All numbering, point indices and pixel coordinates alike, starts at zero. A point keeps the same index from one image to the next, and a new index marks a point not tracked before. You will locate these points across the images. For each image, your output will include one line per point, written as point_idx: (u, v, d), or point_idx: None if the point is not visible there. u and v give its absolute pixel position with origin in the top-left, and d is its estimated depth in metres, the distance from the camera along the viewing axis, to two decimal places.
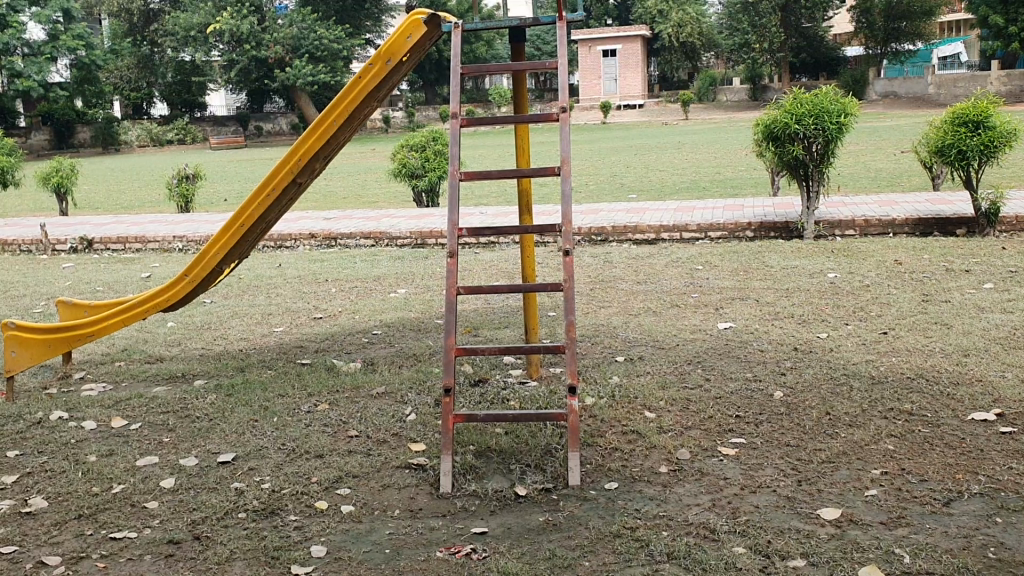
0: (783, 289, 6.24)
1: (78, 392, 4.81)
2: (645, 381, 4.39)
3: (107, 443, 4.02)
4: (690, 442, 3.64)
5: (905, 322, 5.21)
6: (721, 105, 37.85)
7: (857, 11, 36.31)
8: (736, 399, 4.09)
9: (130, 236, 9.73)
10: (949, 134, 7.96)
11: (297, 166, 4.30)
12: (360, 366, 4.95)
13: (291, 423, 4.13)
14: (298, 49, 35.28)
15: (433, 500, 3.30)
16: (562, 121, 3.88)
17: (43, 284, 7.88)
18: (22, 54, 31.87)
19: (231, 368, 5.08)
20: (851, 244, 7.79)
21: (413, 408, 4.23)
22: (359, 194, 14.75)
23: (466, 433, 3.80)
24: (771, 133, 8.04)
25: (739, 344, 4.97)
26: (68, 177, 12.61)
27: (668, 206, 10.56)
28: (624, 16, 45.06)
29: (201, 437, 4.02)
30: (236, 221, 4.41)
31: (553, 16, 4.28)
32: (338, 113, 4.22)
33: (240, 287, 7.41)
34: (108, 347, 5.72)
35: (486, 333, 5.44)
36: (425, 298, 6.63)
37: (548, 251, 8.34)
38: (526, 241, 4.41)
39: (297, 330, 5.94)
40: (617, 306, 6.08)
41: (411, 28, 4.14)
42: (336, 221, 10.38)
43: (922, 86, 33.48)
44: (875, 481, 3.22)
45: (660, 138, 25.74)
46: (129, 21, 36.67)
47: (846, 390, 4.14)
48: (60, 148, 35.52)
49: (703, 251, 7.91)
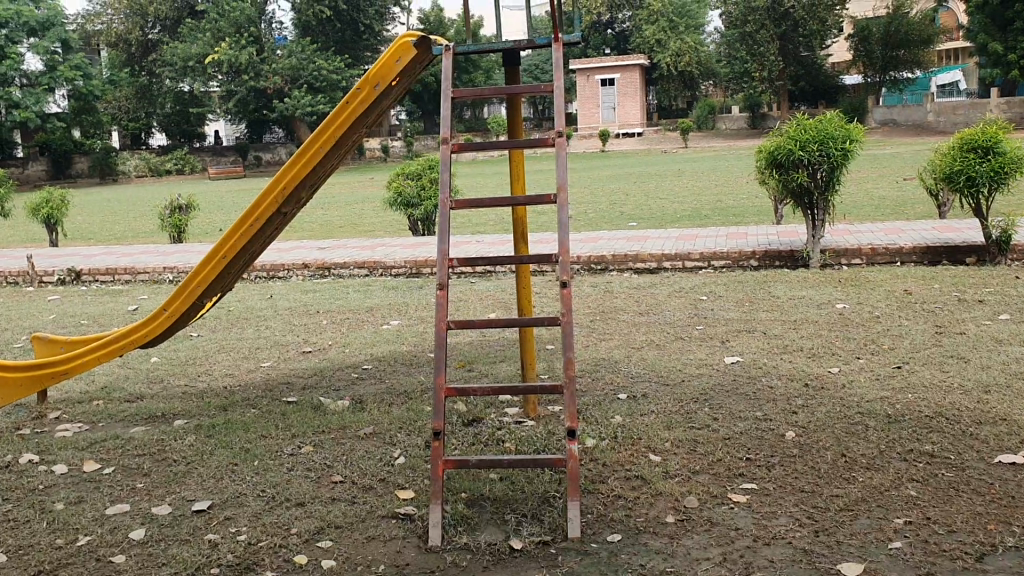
0: (791, 321, 6.02)
1: (52, 433, 4.58)
2: (650, 421, 4.14)
3: (76, 489, 3.78)
4: (698, 488, 3.40)
5: (920, 356, 4.98)
6: (721, 133, 37.90)
7: (855, 39, 36.46)
8: (746, 440, 3.85)
9: (119, 267, 9.52)
10: (958, 160, 7.78)
11: (282, 194, 4.08)
12: (349, 405, 4.69)
13: (272, 467, 3.88)
14: (297, 80, 35.19)
15: (421, 554, 3.05)
16: (559, 147, 3.63)
17: (27, 318, 7.67)
18: (20, 84, 31.97)
19: (213, 406, 4.84)
20: (859, 273, 7.57)
21: (403, 450, 3.97)
22: (355, 223, 14.62)
23: (458, 479, 3.56)
24: (774, 160, 7.83)
25: (748, 380, 4.74)
26: (59, 207, 12.42)
27: (669, 234, 10.40)
28: (622, 45, 45.03)
29: (177, 483, 3.78)
30: (219, 252, 4.18)
31: (550, 39, 4.10)
32: (324, 141, 4.01)
33: (229, 320, 7.19)
34: (87, 384, 5.50)
35: (480, 368, 5.23)
36: (419, 331, 6.40)
37: (545, 280, 8.16)
38: (522, 272, 4.17)
39: (286, 365, 5.72)
40: (618, 339, 5.85)
41: (400, 50, 3.96)
42: (330, 251, 10.22)
43: (921, 113, 33.36)
44: (899, 531, 2.98)
45: (660, 165, 25.71)
46: (128, 50, 37.40)
47: (861, 429, 3.91)
48: (58, 177, 35.44)
49: (706, 281, 7.71)
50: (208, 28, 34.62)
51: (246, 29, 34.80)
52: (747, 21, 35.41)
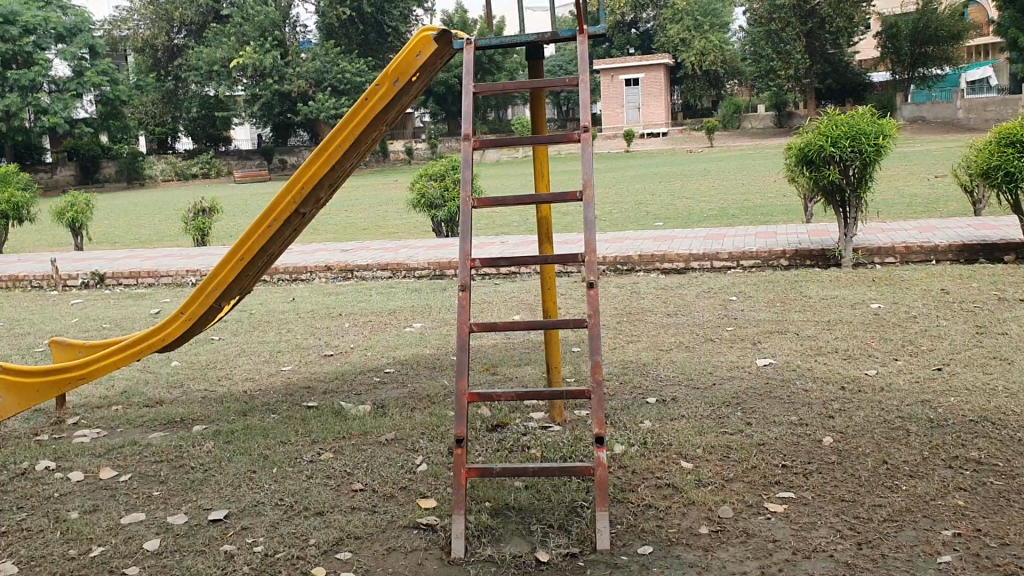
0: (825, 322, 5.84)
1: (70, 439, 4.50)
2: (680, 426, 4.00)
3: (92, 498, 3.70)
4: (733, 497, 3.24)
5: (962, 357, 4.78)
6: (747, 132, 37.63)
7: (883, 36, 36.06)
8: (781, 447, 3.69)
9: (143, 270, 9.50)
10: (996, 155, 7.56)
11: (300, 195, 3.97)
12: (370, 410, 4.58)
13: (291, 475, 3.77)
14: (321, 82, 35.21)
15: (444, 567, 2.92)
16: (584, 141, 3.49)
17: (50, 322, 7.64)
18: (48, 90, 32.15)
19: (233, 412, 4.74)
20: (894, 272, 7.37)
21: (424, 457, 3.86)
22: (377, 225, 14.55)
23: (482, 487, 3.44)
24: (805, 157, 7.64)
25: (781, 383, 4.57)
26: (83, 212, 12.44)
27: (696, 234, 10.20)
28: (646, 45, 44.82)
29: (195, 491, 3.68)
30: (236, 253, 4.08)
31: (574, 32, 3.97)
32: (343, 139, 3.89)
33: (251, 323, 7.12)
34: (107, 389, 5.43)
35: (505, 372, 5.09)
36: (443, 333, 6.28)
37: (572, 280, 8.03)
38: (546, 272, 4.04)
39: (308, 368, 5.62)
40: (646, 341, 5.71)
41: (420, 45, 3.85)
42: (353, 253, 10.16)
43: (951, 111, 32.91)
44: (948, 544, 2.81)
45: (686, 165, 25.52)
46: (154, 56, 37.84)
47: (903, 434, 3.74)
48: (86, 182, 35.57)
49: (736, 281, 7.53)
50: (231, 32, 34.73)
51: (271, 33, 34.87)
52: (773, 19, 35.13)
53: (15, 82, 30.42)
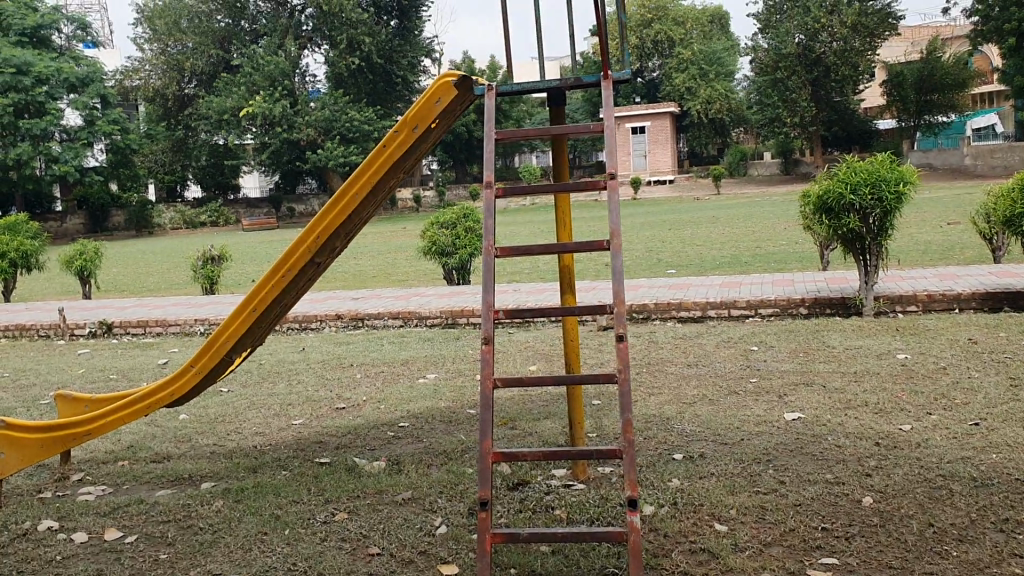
0: (851, 373, 5.67)
1: (74, 498, 4.34)
2: (710, 484, 3.83)
3: (96, 561, 3.52)
4: (773, 563, 3.06)
5: (998, 412, 4.60)
6: (754, 179, 37.73)
7: (888, 85, 36.26)
8: (819, 507, 3.51)
9: (152, 319, 9.38)
10: (1019, 202, 7.43)
11: (315, 245, 3.85)
12: (385, 466, 4.41)
13: (304, 537, 3.60)
14: (330, 131, 35.48)
15: None
16: (610, 189, 3.36)
17: (56, 373, 7.50)
18: (59, 139, 32.37)
19: (242, 468, 4.58)
20: (917, 321, 7.21)
21: (444, 518, 3.68)
22: (387, 273, 14.46)
23: (506, 553, 3.26)
24: (823, 205, 7.52)
25: (812, 439, 4.40)
26: (92, 259, 12.36)
27: (711, 282, 10.06)
28: (652, 93, 45.17)
29: (203, 554, 3.51)
30: (248, 304, 3.95)
31: (597, 77, 3.87)
32: (360, 187, 3.78)
33: (261, 374, 6.97)
34: (113, 443, 5.27)
35: (524, 425, 4.92)
36: (458, 384, 6.12)
37: (588, 329, 7.88)
38: (569, 324, 3.89)
39: (319, 422, 5.46)
40: (668, 393, 5.53)
41: (440, 90, 3.75)
42: (364, 301, 10.04)
43: (958, 158, 32.99)
44: None
45: (695, 212, 25.50)
46: (164, 105, 38.21)
47: (947, 495, 3.55)
48: (95, 231, 35.71)
49: (756, 330, 7.37)
50: (242, 82, 35.00)
51: (280, 82, 35.21)
52: (778, 67, 35.22)
53: (27, 131, 30.72)
